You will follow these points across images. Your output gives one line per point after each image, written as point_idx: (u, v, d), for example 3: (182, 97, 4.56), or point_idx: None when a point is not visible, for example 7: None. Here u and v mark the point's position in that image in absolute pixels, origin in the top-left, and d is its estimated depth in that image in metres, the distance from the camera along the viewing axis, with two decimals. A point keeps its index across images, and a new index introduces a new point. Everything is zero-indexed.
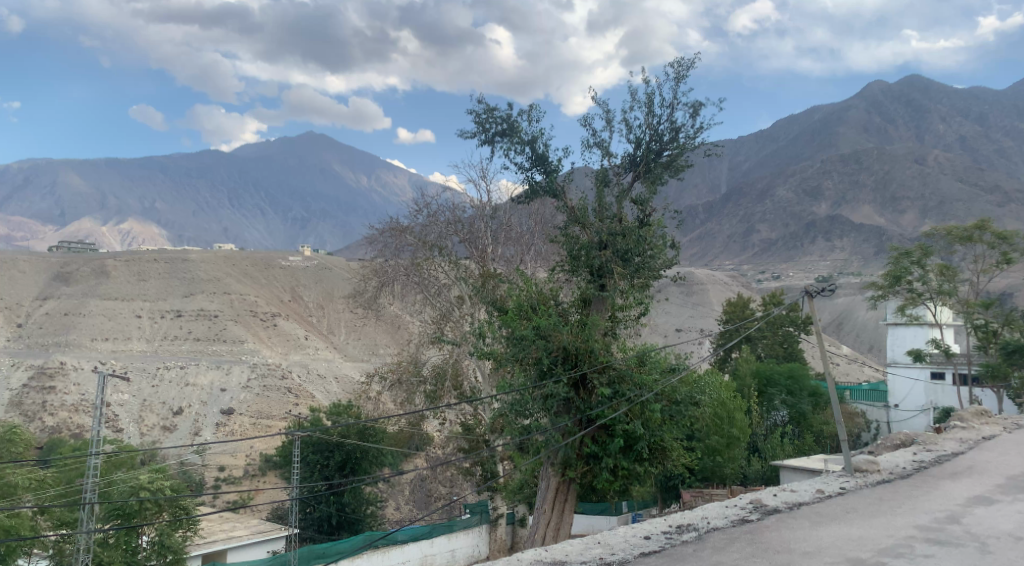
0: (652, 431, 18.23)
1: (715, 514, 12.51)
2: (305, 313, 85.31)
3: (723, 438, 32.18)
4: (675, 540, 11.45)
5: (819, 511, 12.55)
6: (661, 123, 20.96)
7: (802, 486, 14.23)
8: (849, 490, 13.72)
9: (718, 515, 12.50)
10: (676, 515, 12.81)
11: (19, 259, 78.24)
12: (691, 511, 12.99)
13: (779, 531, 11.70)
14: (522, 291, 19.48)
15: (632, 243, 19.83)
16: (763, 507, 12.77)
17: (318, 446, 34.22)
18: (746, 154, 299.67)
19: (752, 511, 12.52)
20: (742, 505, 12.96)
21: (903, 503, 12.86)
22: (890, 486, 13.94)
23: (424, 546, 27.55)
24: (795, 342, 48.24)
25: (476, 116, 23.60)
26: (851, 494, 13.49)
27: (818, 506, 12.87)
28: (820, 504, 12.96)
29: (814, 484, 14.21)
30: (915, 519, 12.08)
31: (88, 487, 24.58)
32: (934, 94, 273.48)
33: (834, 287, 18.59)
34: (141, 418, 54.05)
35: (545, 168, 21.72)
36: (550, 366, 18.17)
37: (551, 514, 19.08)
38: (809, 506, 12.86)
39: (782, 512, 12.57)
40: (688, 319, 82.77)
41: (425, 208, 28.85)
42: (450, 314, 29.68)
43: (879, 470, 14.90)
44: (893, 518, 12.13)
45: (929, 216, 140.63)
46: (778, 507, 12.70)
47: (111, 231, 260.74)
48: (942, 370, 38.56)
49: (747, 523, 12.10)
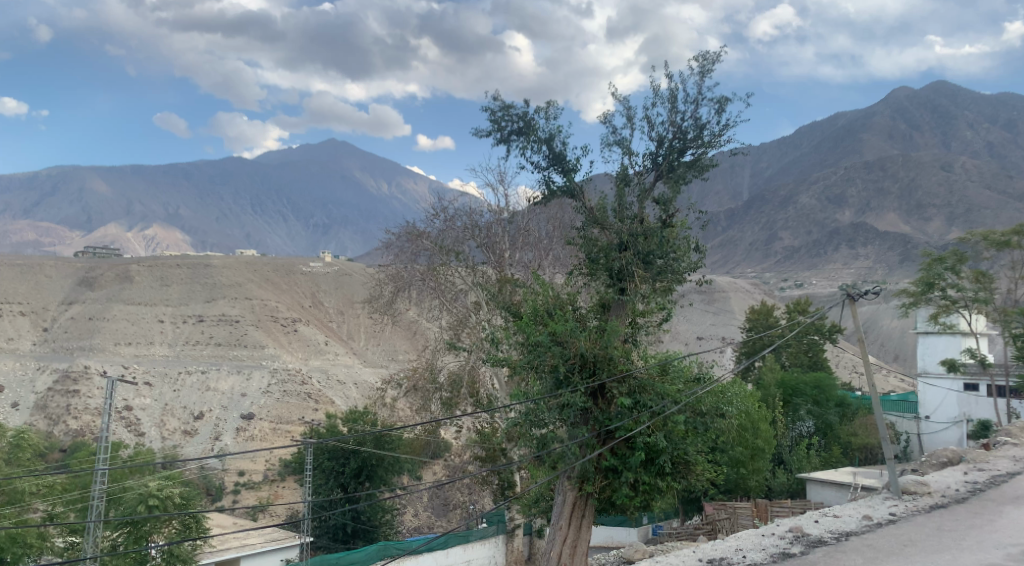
0: (675, 443, 17.18)
1: (751, 546, 11.42)
2: (325, 319, 84.93)
3: (748, 449, 31.00)
4: None
5: (872, 545, 11.32)
6: (685, 120, 19.79)
7: (846, 510, 13.04)
8: (900, 516, 12.54)
9: (755, 547, 11.41)
10: (707, 546, 11.72)
11: (45, 263, 78.43)
12: (725, 540, 11.91)
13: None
14: (538, 296, 18.44)
15: (654, 245, 18.77)
16: (806, 537, 11.67)
17: (334, 453, 33.34)
18: (768, 160, 296.40)
19: (793, 544, 11.42)
20: (780, 534, 11.85)
21: (968, 536, 11.59)
22: (948, 513, 12.71)
23: (439, 556, 26.45)
24: (821, 351, 46.74)
25: (491, 114, 22.63)
26: (904, 522, 12.28)
27: (869, 537, 11.67)
28: (871, 535, 11.76)
29: (859, 509, 13.03)
30: (986, 556, 10.83)
31: (95, 494, 23.77)
32: (961, 101, 268.96)
33: (877, 290, 17.26)
34: (163, 422, 53.55)
35: (563, 167, 20.64)
36: (567, 374, 17.02)
37: (567, 530, 17.90)
38: (858, 537, 11.67)
39: (828, 544, 11.42)
40: (708, 327, 81.25)
41: (442, 213, 27.92)
42: (467, 320, 28.83)
43: (930, 493, 13.69)
44: (959, 555, 10.87)
45: (956, 224, 137.57)
46: (823, 539, 11.58)
47: (137, 237, 263.57)
48: (977, 382, 36.88)
49: (790, 559, 10.95)
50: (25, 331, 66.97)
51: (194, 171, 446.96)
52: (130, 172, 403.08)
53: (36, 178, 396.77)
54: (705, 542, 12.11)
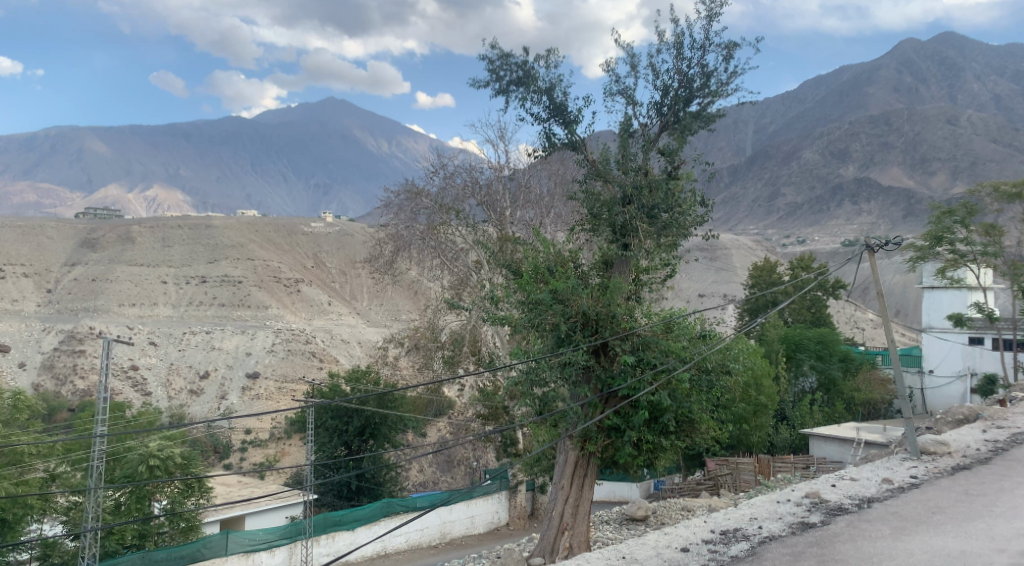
0: (680, 402, 16.73)
1: (767, 515, 10.93)
2: (327, 279, 84.39)
3: (752, 405, 30.74)
4: (722, 554, 9.87)
5: (898, 513, 10.82)
6: (692, 67, 18.81)
7: (864, 472, 12.55)
8: (922, 479, 12.06)
9: (771, 516, 10.92)
10: (721, 514, 11.24)
11: (46, 224, 77.57)
12: (738, 508, 11.43)
13: (853, 543, 9.97)
14: (539, 253, 17.78)
15: (659, 199, 18.07)
16: (824, 504, 11.20)
17: (337, 412, 32.91)
18: (772, 115, 292.45)
19: (811, 511, 10.95)
20: (797, 501, 11.36)
21: (999, 501, 11.10)
22: (972, 475, 12.24)
23: (443, 513, 27.26)
24: (825, 307, 46.13)
25: (489, 63, 21.68)
26: (928, 486, 11.79)
27: (894, 503, 11.15)
28: (895, 502, 11.25)
29: (878, 471, 12.55)
30: (1021, 525, 10.33)
31: (96, 454, 23.45)
32: (968, 53, 263.76)
33: (898, 242, 16.47)
34: (169, 381, 53.33)
35: (564, 118, 19.75)
36: (569, 332, 16.42)
37: (570, 490, 17.49)
38: (882, 504, 11.17)
39: (850, 512, 10.92)
40: (711, 284, 80.54)
41: (442, 169, 27.13)
42: (468, 279, 28.23)
43: (950, 453, 13.20)
44: (994, 523, 10.39)
45: (960, 178, 135.76)
46: (845, 507, 11.07)
47: (138, 199, 262.31)
48: (982, 336, 36.48)
49: (811, 529, 10.46)
50: (29, 292, 66.42)
51: (193, 131, 442.66)
52: (129, 133, 399.09)
53: (34, 139, 393.13)
54: (718, 511, 11.60)
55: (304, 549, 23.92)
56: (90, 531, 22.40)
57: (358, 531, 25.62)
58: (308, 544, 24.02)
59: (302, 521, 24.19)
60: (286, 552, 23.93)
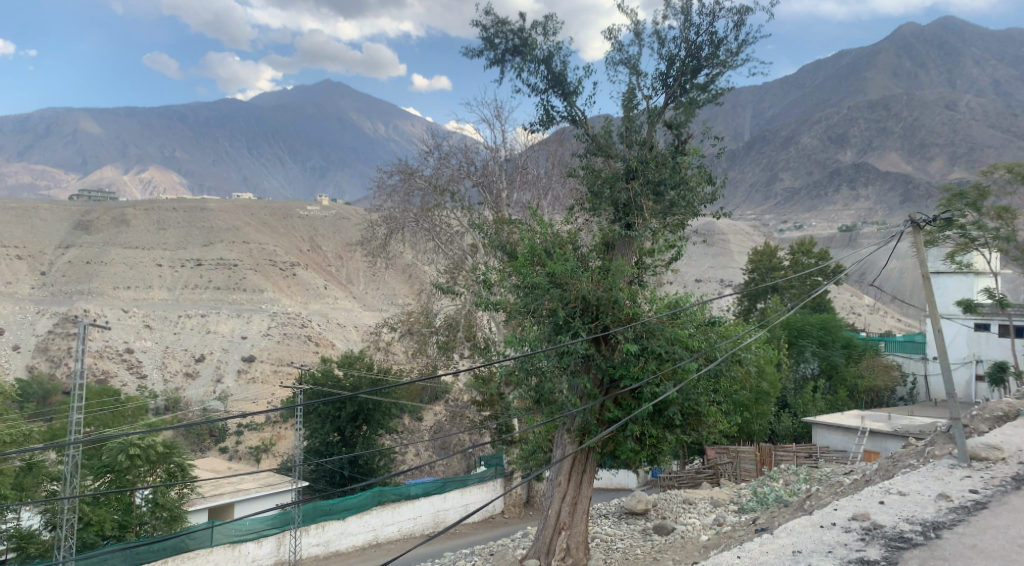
0: (687, 394, 15.38)
1: (817, 547, 9.62)
2: (324, 263, 82.82)
3: (755, 393, 29.57)
4: None
5: (976, 547, 9.50)
6: (700, 34, 17.20)
7: (916, 485, 11.23)
8: (986, 496, 10.78)
9: (821, 548, 9.61)
10: (758, 543, 9.97)
11: (39, 206, 75.43)
12: (776, 535, 10.15)
13: None
14: (535, 234, 16.37)
15: (667, 174, 16.54)
16: (880, 530, 9.91)
17: (329, 397, 31.10)
18: (770, 99, 290.01)
19: (870, 543, 9.61)
20: (849, 526, 10.07)
21: None
22: None
23: (436, 501, 26.43)
24: (827, 293, 44.85)
25: (483, 31, 20.06)
26: (996, 506, 10.47)
27: (967, 531, 9.82)
28: (964, 528, 9.94)
29: (932, 484, 11.25)
30: None
31: (71, 442, 21.78)
32: (967, 38, 260.68)
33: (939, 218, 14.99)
34: (164, 364, 51.85)
35: (563, 90, 18.15)
36: (567, 319, 14.98)
37: (567, 487, 16.07)
38: (952, 532, 9.83)
39: (921, 546, 9.57)
40: (709, 269, 79.14)
41: (436, 149, 25.57)
42: (463, 263, 26.77)
43: (1004, 459, 11.95)
44: None
45: (959, 163, 134.25)
46: (911, 537, 9.74)
47: (133, 180, 259.94)
48: (988, 321, 35.02)
49: None
50: (23, 274, 64.32)
51: (188, 114, 438.65)
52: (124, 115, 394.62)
53: (28, 120, 388.26)
54: (751, 538, 10.32)
55: (293, 540, 22.56)
56: (67, 519, 20.71)
57: (350, 521, 24.31)
58: (298, 534, 22.69)
59: (292, 511, 22.82)
60: (275, 543, 22.56)
